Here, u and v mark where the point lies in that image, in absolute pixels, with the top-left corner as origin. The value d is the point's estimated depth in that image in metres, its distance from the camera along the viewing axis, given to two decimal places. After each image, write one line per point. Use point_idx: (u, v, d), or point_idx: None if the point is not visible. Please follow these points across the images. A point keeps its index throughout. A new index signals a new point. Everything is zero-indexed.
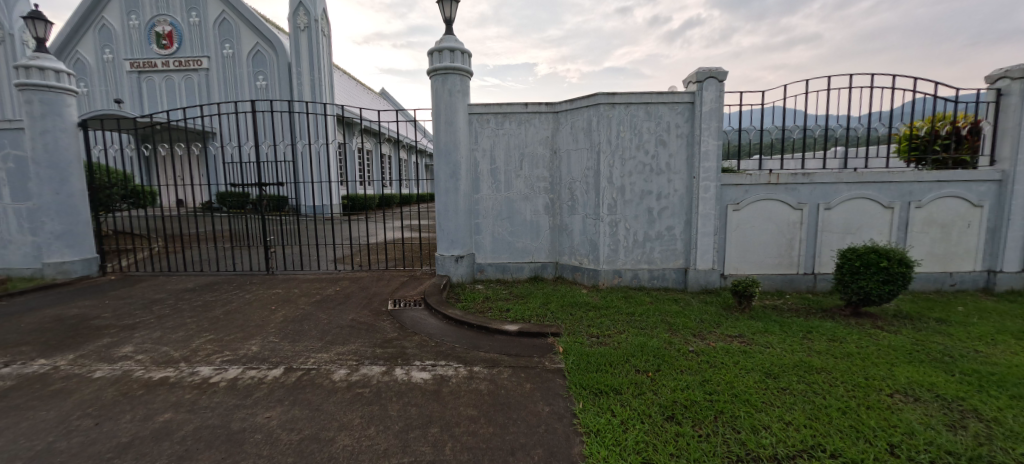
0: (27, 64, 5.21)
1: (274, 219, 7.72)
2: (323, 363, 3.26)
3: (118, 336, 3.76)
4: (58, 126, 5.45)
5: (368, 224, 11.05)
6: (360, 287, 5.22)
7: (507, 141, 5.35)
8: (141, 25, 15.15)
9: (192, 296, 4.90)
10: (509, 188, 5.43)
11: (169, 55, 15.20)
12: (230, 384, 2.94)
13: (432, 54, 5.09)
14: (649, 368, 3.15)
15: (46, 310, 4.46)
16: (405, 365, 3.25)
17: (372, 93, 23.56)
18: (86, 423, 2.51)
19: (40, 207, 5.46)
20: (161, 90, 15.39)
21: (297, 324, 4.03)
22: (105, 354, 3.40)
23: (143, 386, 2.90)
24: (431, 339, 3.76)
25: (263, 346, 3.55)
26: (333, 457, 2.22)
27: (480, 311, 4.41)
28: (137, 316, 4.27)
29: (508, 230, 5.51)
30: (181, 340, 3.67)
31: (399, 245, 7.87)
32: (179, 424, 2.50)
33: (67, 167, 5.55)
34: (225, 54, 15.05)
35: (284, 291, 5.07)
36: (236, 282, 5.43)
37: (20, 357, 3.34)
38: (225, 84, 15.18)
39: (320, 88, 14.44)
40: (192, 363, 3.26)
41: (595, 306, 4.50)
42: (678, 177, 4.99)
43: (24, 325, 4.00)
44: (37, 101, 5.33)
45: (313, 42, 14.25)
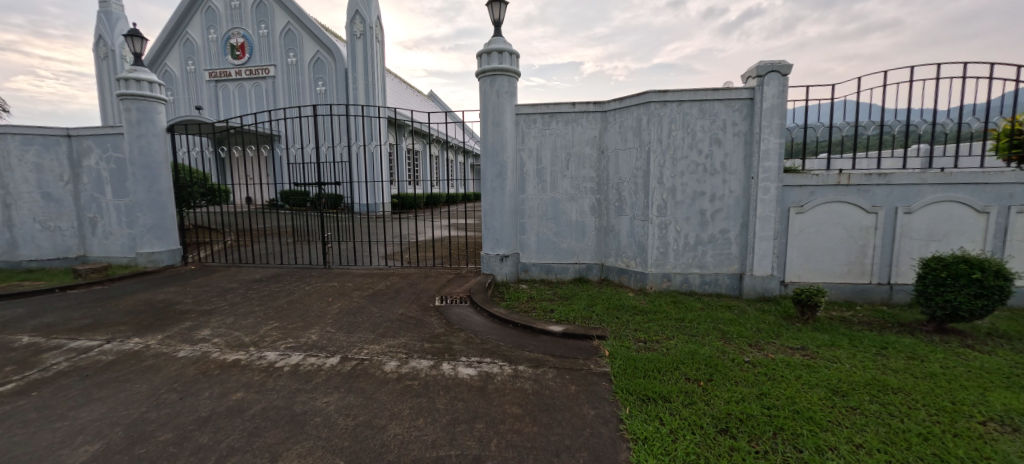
0: (127, 77, 5.88)
1: (331, 217, 8.16)
2: (376, 354, 3.41)
3: (198, 320, 4.16)
4: (150, 131, 6.10)
5: (417, 222, 11.42)
6: (409, 283, 5.41)
7: (554, 141, 5.32)
8: (219, 39, 16.66)
9: (259, 286, 5.31)
10: (555, 188, 5.40)
11: (241, 65, 16.57)
12: (293, 369, 3.16)
13: (481, 56, 5.16)
14: (700, 377, 3.01)
15: (139, 294, 5.02)
16: (451, 360, 3.32)
17: (422, 97, 24.42)
18: (171, 396, 2.81)
19: (136, 203, 6.13)
20: (234, 97, 16.82)
21: (351, 316, 4.24)
22: (187, 336, 3.77)
23: (218, 367, 3.19)
24: (477, 336, 3.80)
25: (322, 335, 3.77)
26: (385, 444, 2.34)
27: (524, 310, 4.41)
28: (212, 302, 4.69)
29: (553, 230, 5.48)
30: (250, 326, 3.99)
31: (445, 244, 8.06)
32: (249, 403, 2.73)
33: (157, 168, 6.20)
34: (289, 62, 16.18)
35: (340, 284, 5.36)
36: (297, 275, 5.82)
37: (120, 335, 3.79)
38: (289, 90, 16.34)
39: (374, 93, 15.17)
40: (258, 347, 3.52)
41: (643, 311, 4.35)
42: (734, 178, 4.73)
43: (122, 307, 4.52)
44: (134, 109, 5.99)
45: (367, 48, 14.98)
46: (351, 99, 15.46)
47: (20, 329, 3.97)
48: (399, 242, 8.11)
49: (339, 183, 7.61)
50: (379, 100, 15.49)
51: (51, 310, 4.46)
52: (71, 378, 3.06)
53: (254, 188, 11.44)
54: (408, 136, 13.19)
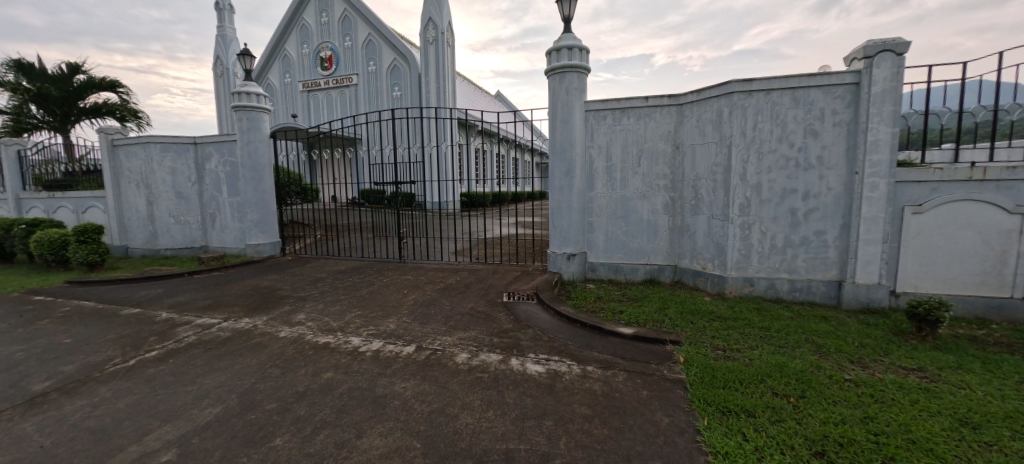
0: (240, 91, 6.73)
1: (406, 214, 8.66)
2: (448, 345, 3.56)
3: (295, 305, 4.66)
4: (257, 137, 6.92)
5: (484, 220, 11.72)
6: (477, 278, 5.58)
7: (625, 137, 5.16)
8: (311, 53, 18.49)
9: (344, 276, 5.81)
10: (625, 186, 5.23)
11: (329, 75, 18.23)
12: (374, 354, 3.41)
13: (551, 53, 5.15)
14: (791, 393, 2.73)
15: (248, 280, 5.74)
16: (520, 356, 3.36)
17: (489, 97, 24.98)
18: (274, 371, 3.18)
19: (245, 201, 7.01)
20: (323, 105, 18.55)
21: (425, 308, 4.48)
22: (286, 319, 4.24)
23: (312, 348, 3.54)
24: (545, 334, 3.81)
25: (399, 325, 4.03)
26: (457, 432, 2.43)
27: (592, 310, 4.33)
28: (306, 290, 5.22)
29: (623, 230, 5.31)
30: (337, 313, 4.38)
31: (511, 242, 8.17)
32: (338, 383, 3.00)
33: (262, 170, 7.03)
34: (369, 70, 17.46)
35: (414, 278, 5.69)
36: (377, 268, 6.27)
37: (234, 315, 4.37)
38: (369, 96, 17.65)
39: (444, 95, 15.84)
40: (345, 332, 3.85)
41: (721, 317, 4.05)
42: (832, 173, 4.23)
43: (236, 291, 5.21)
44: (245, 119, 6.85)
45: (439, 53, 15.66)
46: (424, 102, 16.29)
47: (161, 305, 4.75)
48: (468, 239, 8.39)
49: (414, 182, 8.05)
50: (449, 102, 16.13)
51: (183, 291, 5.27)
52: (198, 349, 3.60)
53: (339, 187, 12.53)
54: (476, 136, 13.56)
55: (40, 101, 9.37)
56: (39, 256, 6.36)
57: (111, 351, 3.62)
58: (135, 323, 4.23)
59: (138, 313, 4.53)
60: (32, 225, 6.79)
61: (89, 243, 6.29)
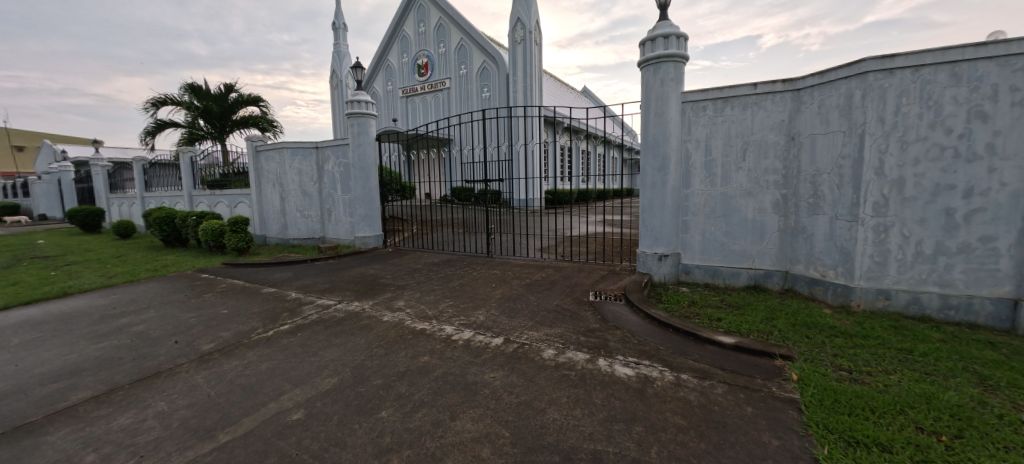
0: (353, 99, 7.55)
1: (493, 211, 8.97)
2: (535, 341, 3.62)
3: (396, 292, 5.12)
4: (365, 140, 7.71)
5: (568, 217, 11.65)
6: (562, 276, 5.58)
7: (728, 129, 4.73)
8: (409, 61, 20.08)
9: (437, 269, 6.23)
10: (727, 182, 4.80)
11: (424, 81, 19.63)
12: (466, 343, 3.61)
13: (645, 43, 4.93)
14: (943, 430, 2.27)
15: (357, 268, 6.46)
16: (608, 357, 3.29)
17: (575, 93, 24.69)
18: (380, 351, 3.54)
19: (355, 198, 7.87)
20: (419, 108, 20.05)
21: (512, 302, 4.61)
22: (388, 304, 4.68)
23: (411, 333, 3.86)
24: (634, 337, 3.67)
25: (487, 317, 4.20)
26: (545, 426, 2.46)
27: (687, 316, 4.06)
28: (404, 279, 5.70)
29: (723, 230, 4.89)
30: (432, 302, 4.72)
31: (597, 240, 8.01)
32: (433, 367, 3.23)
33: (369, 170, 7.82)
34: (461, 74, 18.41)
35: (500, 272, 5.88)
36: (466, 262, 6.62)
37: (347, 299, 4.95)
38: (460, 99, 18.63)
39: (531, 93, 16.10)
40: (439, 321, 4.14)
41: (845, 333, 3.52)
42: (1010, 165, 3.40)
43: (348, 277, 5.90)
44: (356, 124, 7.66)
45: (527, 52, 15.91)
46: (511, 101, 16.70)
47: (291, 287, 5.56)
48: (553, 236, 8.42)
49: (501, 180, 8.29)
50: (535, 100, 16.33)
51: (306, 275, 6.10)
52: (319, 326, 4.15)
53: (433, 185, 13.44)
54: (562, 134, 13.51)
55: (207, 117, 11.53)
56: (206, 242, 7.85)
57: (255, 322, 4.35)
58: (271, 300, 5.01)
59: (274, 292, 5.36)
60: (201, 217, 8.40)
61: (239, 232, 7.59)
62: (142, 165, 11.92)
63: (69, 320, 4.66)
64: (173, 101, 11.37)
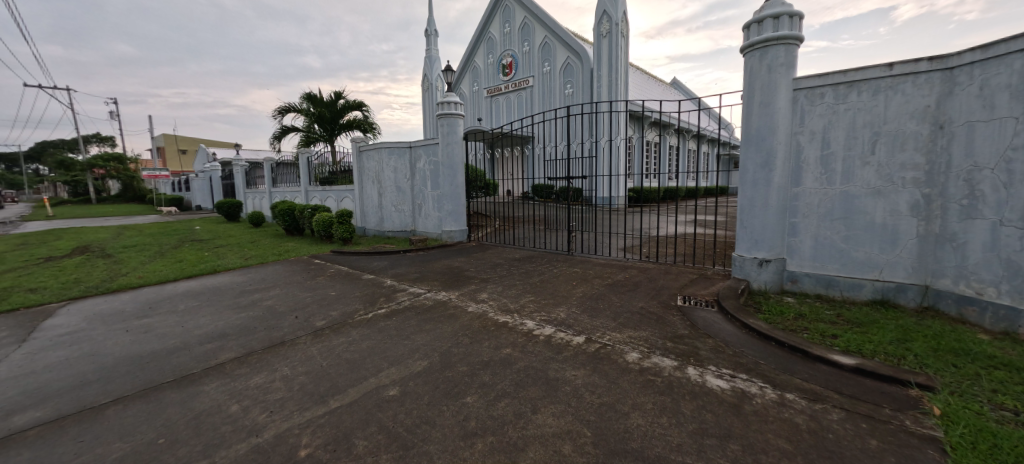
0: (444, 101, 8.01)
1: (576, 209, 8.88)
2: (618, 342, 3.52)
3: (479, 285, 5.35)
4: (453, 139, 8.13)
5: (654, 216, 11.11)
6: (647, 278, 5.34)
7: (852, 118, 4.12)
8: (495, 62, 20.70)
9: (519, 264, 6.36)
10: (849, 179, 4.19)
11: (508, 80, 20.11)
12: (547, 339, 3.64)
13: (751, 27, 4.52)
14: None
15: (443, 260, 6.87)
16: (698, 366, 3.09)
17: (663, 85, 23.38)
18: (465, 339, 3.73)
19: (443, 195, 8.36)
20: (502, 108, 20.61)
21: (593, 301, 4.54)
22: (472, 296, 4.91)
23: (494, 325, 4.01)
24: (729, 347, 3.39)
25: (568, 314, 4.19)
26: (629, 431, 2.39)
27: (793, 329, 3.64)
28: (487, 273, 5.93)
29: (842, 234, 4.28)
30: (514, 296, 4.84)
31: (686, 241, 7.52)
32: (515, 359, 3.32)
33: (456, 167, 8.23)
34: (544, 71, 18.51)
35: (581, 271, 5.82)
36: (547, 258, 6.67)
37: (436, 288, 5.29)
38: (543, 96, 18.76)
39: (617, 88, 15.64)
40: (521, 315, 4.24)
41: (1011, 365, 2.86)
42: None
43: (436, 268, 6.30)
44: (446, 124, 8.11)
45: (613, 45, 15.47)
46: (595, 97, 16.38)
47: (387, 275, 6.10)
48: (637, 235, 8.10)
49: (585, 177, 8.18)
50: (621, 94, 15.82)
51: (400, 265, 6.65)
52: (411, 312, 4.50)
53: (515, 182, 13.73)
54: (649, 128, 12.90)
55: (321, 121, 13.10)
56: (318, 232, 8.94)
57: (358, 304, 4.86)
58: (371, 286, 5.56)
59: (373, 278, 5.93)
60: (315, 209, 9.58)
61: (345, 223, 8.50)
62: (270, 165, 13.94)
63: (218, 293, 5.65)
64: (295, 109, 13.09)
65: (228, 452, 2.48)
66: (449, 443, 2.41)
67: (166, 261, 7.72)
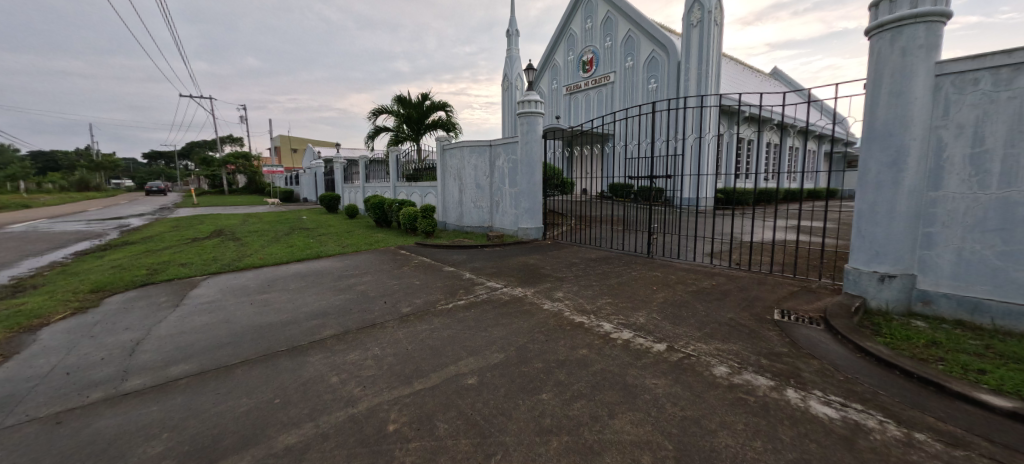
0: (525, 100, 8.12)
1: (658, 210, 8.46)
2: (704, 354, 3.30)
3: (555, 283, 5.35)
4: (532, 137, 8.21)
5: (746, 221, 10.17)
6: (738, 287, 4.92)
7: (1018, 108, 3.38)
8: (575, 59, 20.48)
9: (595, 265, 6.25)
10: (1010, 183, 3.45)
11: (588, 77, 19.78)
12: (625, 343, 3.53)
13: (881, 5, 3.93)
14: None
15: (519, 257, 6.98)
16: (800, 389, 2.77)
17: (761, 76, 21.25)
18: (541, 337, 3.77)
19: (520, 192, 8.50)
20: (581, 105, 20.34)
21: (676, 308, 4.30)
22: (548, 294, 4.93)
23: (570, 324, 3.99)
24: (839, 372, 3.00)
25: (648, 320, 4.02)
26: (716, 450, 2.23)
27: (925, 358, 3.10)
28: (563, 271, 5.91)
29: (996, 250, 3.54)
30: (591, 297, 4.77)
31: (786, 249, 6.76)
32: (592, 361, 3.27)
33: (534, 165, 8.31)
34: (626, 66, 17.89)
35: (662, 275, 5.54)
36: (625, 260, 6.46)
37: (512, 284, 5.41)
38: (624, 92, 18.17)
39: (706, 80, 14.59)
40: (597, 316, 4.16)
41: None
42: None
43: (512, 264, 6.44)
44: (525, 123, 8.22)
45: (704, 35, 14.45)
46: (681, 91, 15.45)
47: (465, 268, 6.38)
48: (726, 240, 7.48)
49: (669, 177, 7.75)
50: (711, 88, 14.72)
51: (477, 259, 6.91)
52: (489, 305, 4.66)
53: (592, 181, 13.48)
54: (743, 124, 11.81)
55: (409, 122, 14.07)
56: (404, 224, 9.63)
57: (439, 295, 5.14)
58: (451, 278, 5.85)
59: (453, 271, 6.24)
60: (402, 204, 10.33)
61: (428, 218, 9.04)
62: (364, 162, 15.29)
63: (320, 276, 6.36)
64: (387, 111, 14.21)
65: (330, 418, 2.80)
66: (525, 437, 2.45)
67: (279, 245, 8.89)
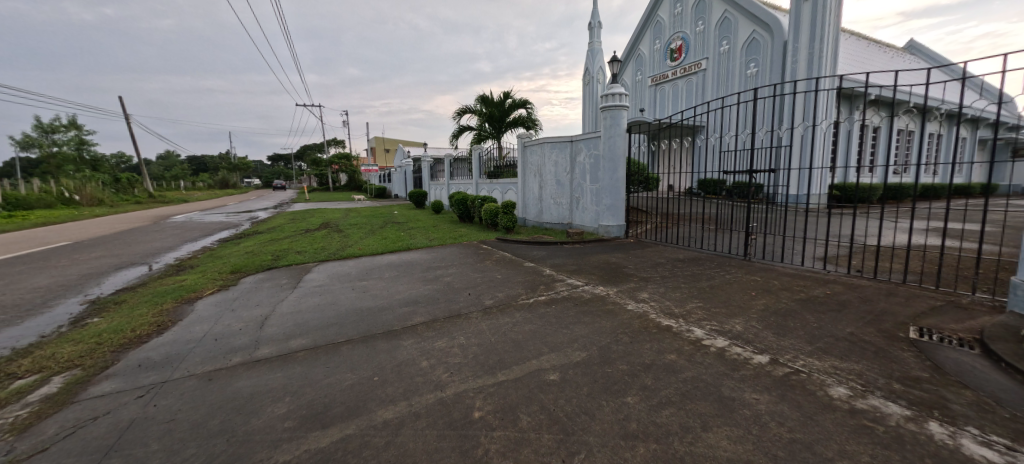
0: (609, 93, 7.89)
1: (758, 208, 7.68)
2: (817, 371, 2.92)
3: (639, 283, 5.14)
4: (616, 132, 7.95)
5: (869, 223, 8.78)
6: (859, 298, 4.27)
7: None
8: (662, 47, 19.34)
9: (683, 265, 5.88)
10: None
11: (677, 65, 18.57)
12: (719, 352, 3.27)
13: None
14: None
15: (599, 255, 6.84)
16: (947, 423, 2.32)
17: (893, 52, 18.07)
18: (625, 338, 3.66)
19: (602, 188, 8.30)
20: (668, 96, 19.18)
21: (780, 317, 3.87)
22: (632, 294, 4.76)
23: (656, 327, 3.81)
24: (1003, 408, 2.45)
25: (746, 328, 3.68)
26: None
27: None
28: (647, 271, 5.65)
29: None
30: (679, 299, 4.50)
31: (925, 255, 5.70)
32: (682, 367, 3.09)
33: (617, 161, 8.05)
34: (722, 50, 16.46)
35: (762, 280, 5.02)
36: (718, 262, 5.98)
37: (593, 282, 5.32)
38: (718, 80, 16.74)
39: (820, 61, 12.85)
40: (687, 320, 3.92)
41: None
42: None
43: (592, 262, 6.32)
44: (609, 117, 7.99)
45: (818, 9, 12.75)
46: (788, 75, 13.82)
47: (546, 264, 6.42)
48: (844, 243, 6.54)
49: (773, 171, 6.97)
50: (826, 69, 12.94)
51: (557, 256, 6.91)
52: (570, 302, 4.64)
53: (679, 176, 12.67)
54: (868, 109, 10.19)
55: (491, 120, 14.51)
56: (485, 220, 9.97)
57: (520, 289, 5.24)
58: (531, 273, 5.93)
59: (533, 267, 6.31)
60: (484, 200, 10.70)
61: (509, 213, 9.25)
62: (449, 160, 16.11)
63: (410, 266, 6.88)
64: (471, 110, 14.79)
65: (422, 398, 3.01)
66: (609, 439, 2.40)
67: (375, 237, 9.78)
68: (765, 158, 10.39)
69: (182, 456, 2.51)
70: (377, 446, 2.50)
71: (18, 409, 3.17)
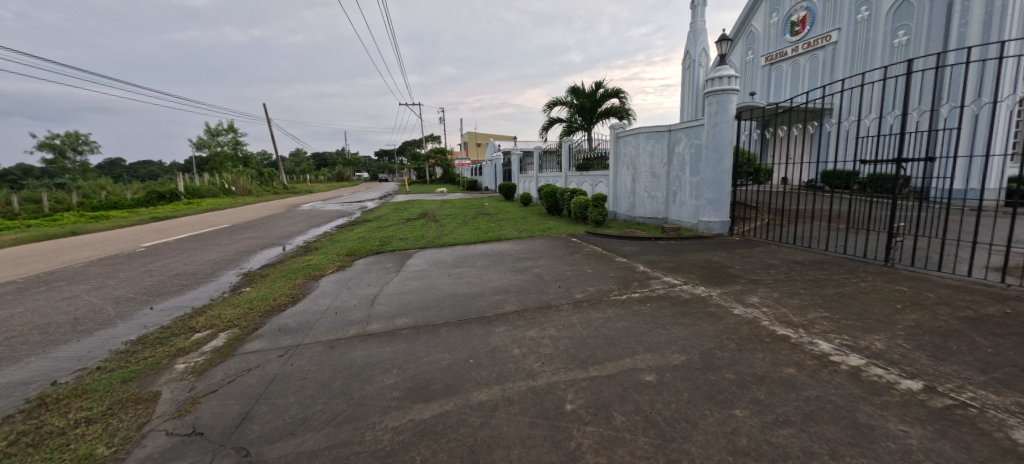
0: (715, 76, 7.22)
1: (905, 204, 6.42)
2: (994, 408, 2.36)
3: (748, 286, 4.66)
4: (723, 118, 7.25)
5: None
6: None
7: None
8: (780, 20, 17.03)
9: (802, 269, 5.18)
10: None
11: (799, 40, 16.25)
12: (852, 371, 2.83)
13: None
14: None
15: (699, 253, 6.35)
16: None
17: None
18: (732, 344, 3.35)
19: (704, 181, 7.66)
20: (786, 76, 16.90)
21: (938, 338, 3.20)
22: (739, 297, 4.34)
23: (770, 336, 3.42)
24: None
25: (890, 346, 3.12)
26: None
27: None
28: (757, 273, 5.10)
29: None
30: (798, 307, 3.98)
31: None
32: (804, 384, 2.74)
33: (724, 150, 7.35)
34: (859, 18, 13.99)
35: (911, 291, 4.20)
36: (848, 267, 5.15)
37: (693, 282, 4.95)
38: (854, 53, 14.26)
39: (1005, 19, 10.24)
40: (809, 331, 3.45)
41: None
42: None
43: (691, 261, 5.89)
44: (714, 103, 7.32)
45: None
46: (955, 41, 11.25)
47: (639, 260, 6.16)
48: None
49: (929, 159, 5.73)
50: (1013, 29, 10.27)
51: (651, 252, 6.58)
52: (666, 301, 4.40)
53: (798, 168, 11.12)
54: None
55: (582, 112, 14.24)
56: (575, 213, 9.86)
57: (612, 285, 5.10)
58: (623, 269, 5.74)
59: (625, 262, 6.10)
60: (573, 193, 10.59)
61: (600, 207, 9.04)
62: (538, 153, 16.23)
63: (501, 256, 7.12)
64: (562, 102, 14.66)
65: (514, 384, 3.12)
66: (714, 452, 2.23)
67: (468, 227, 10.32)
68: (918, 145, 8.63)
69: (312, 409, 2.95)
70: (473, 425, 2.65)
71: (197, 356, 4.00)
